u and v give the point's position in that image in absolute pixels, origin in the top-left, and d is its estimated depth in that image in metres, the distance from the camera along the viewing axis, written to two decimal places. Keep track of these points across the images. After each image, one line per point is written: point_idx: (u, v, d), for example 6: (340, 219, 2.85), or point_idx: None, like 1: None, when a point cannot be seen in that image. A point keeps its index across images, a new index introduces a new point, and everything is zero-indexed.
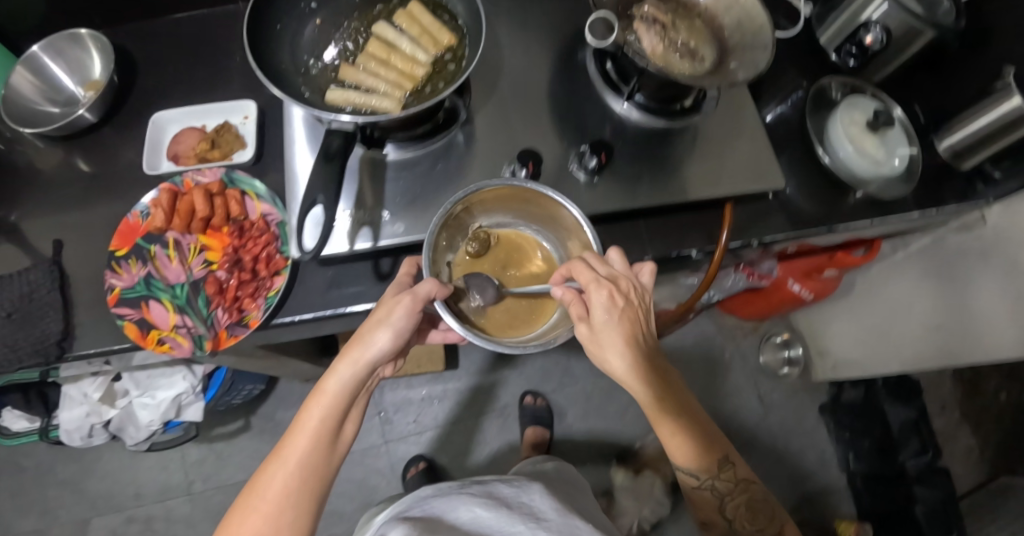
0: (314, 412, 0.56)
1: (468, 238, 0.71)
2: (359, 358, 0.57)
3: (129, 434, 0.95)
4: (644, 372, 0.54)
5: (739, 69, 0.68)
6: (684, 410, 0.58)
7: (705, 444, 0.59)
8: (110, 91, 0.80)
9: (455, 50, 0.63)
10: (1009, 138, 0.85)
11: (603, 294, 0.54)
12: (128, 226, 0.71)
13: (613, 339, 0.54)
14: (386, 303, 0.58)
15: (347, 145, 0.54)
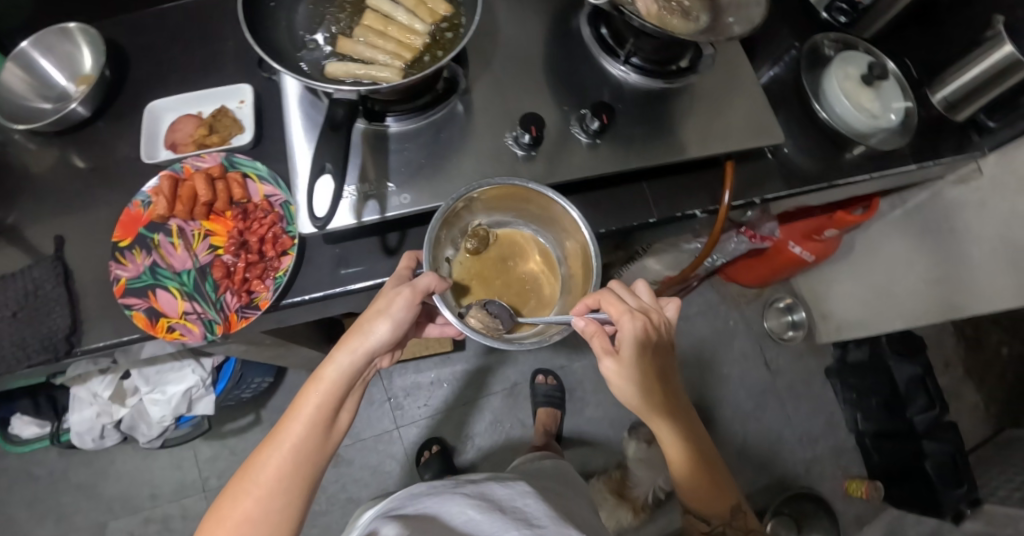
0: (307, 399, 0.55)
1: (466, 234, 0.71)
2: (358, 347, 0.56)
3: (141, 431, 0.94)
4: (661, 403, 0.58)
5: (736, 25, 0.69)
6: (693, 442, 0.62)
7: (711, 481, 0.64)
8: (103, 85, 0.80)
9: (452, 18, 0.63)
10: (998, 89, 0.86)
11: (636, 326, 0.52)
12: (129, 217, 0.71)
13: (635, 375, 0.54)
14: (385, 294, 0.57)
15: (352, 114, 0.53)
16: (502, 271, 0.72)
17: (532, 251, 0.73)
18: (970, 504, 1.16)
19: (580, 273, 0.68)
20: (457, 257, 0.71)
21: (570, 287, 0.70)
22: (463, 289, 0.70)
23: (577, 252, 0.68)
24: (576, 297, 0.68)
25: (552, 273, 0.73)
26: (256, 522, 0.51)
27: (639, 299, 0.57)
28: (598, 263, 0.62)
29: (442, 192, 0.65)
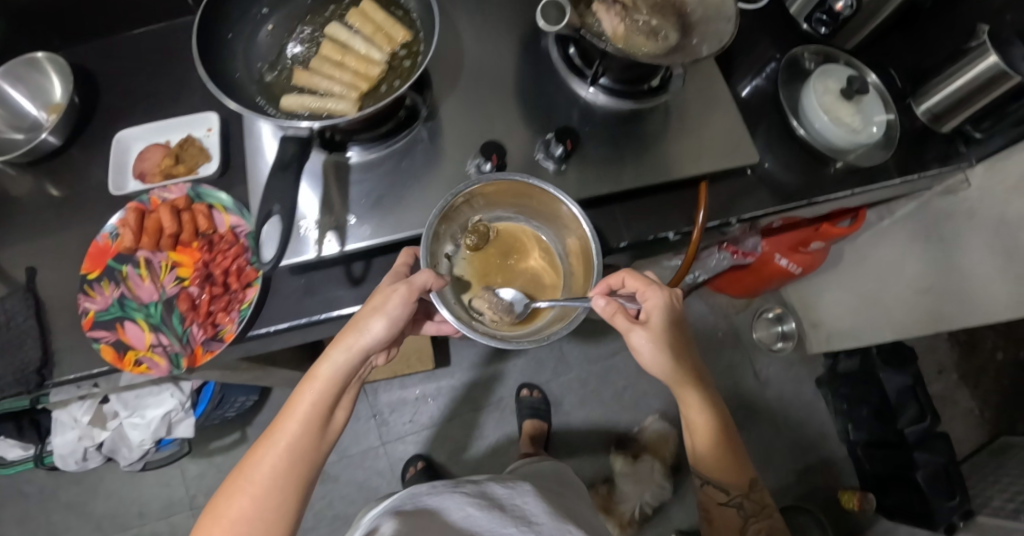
0: (304, 397, 0.56)
1: (466, 231, 0.72)
2: (353, 344, 0.57)
3: (122, 454, 0.95)
4: (690, 378, 0.62)
5: (704, 45, 0.67)
6: (720, 417, 0.64)
7: (733, 457, 0.66)
8: (72, 112, 0.79)
9: (411, 45, 0.61)
10: (987, 99, 0.83)
11: (660, 297, 0.59)
12: (99, 248, 0.71)
13: (664, 347, 0.60)
14: (380, 291, 0.58)
15: (303, 151, 0.52)
16: (503, 269, 0.74)
17: (531, 248, 0.75)
18: (962, 516, 1.12)
19: (580, 268, 0.69)
20: (459, 254, 0.72)
21: (569, 283, 0.72)
22: (465, 284, 0.71)
23: (577, 248, 0.70)
24: (576, 292, 0.69)
25: (553, 270, 0.74)
26: (253, 522, 0.51)
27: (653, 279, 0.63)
28: (597, 257, 0.63)
29: (406, 221, 0.64)
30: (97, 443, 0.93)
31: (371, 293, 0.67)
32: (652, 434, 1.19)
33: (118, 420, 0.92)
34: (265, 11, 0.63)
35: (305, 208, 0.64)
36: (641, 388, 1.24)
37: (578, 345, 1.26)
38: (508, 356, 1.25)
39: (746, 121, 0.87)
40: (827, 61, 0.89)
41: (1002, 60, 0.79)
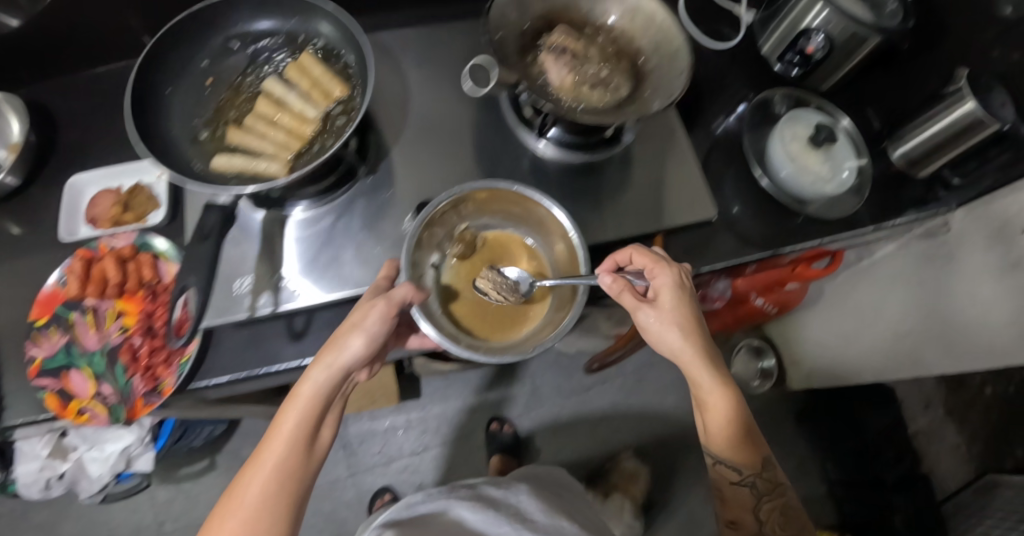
0: (287, 419, 0.53)
1: (451, 239, 0.68)
2: (334, 363, 0.54)
3: (81, 486, 0.94)
4: (708, 359, 0.58)
5: (656, 99, 0.64)
6: (738, 397, 0.58)
7: (750, 443, 0.60)
8: (31, 152, 0.76)
9: (348, 101, 0.60)
10: (963, 145, 0.81)
11: (668, 276, 0.60)
12: (47, 292, 0.70)
13: (680, 325, 0.58)
14: (360, 306, 0.56)
15: (225, 222, 0.52)
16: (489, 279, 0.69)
17: (519, 256, 0.70)
18: None
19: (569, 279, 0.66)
20: (445, 264, 0.68)
21: (559, 291, 0.67)
22: (450, 294, 0.67)
23: (564, 256, 0.67)
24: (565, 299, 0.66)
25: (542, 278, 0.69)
26: None
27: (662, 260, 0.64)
28: (586, 266, 0.61)
29: (344, 277, 0.62)
30: (59, 474, 0.91)
31: (313, 348, 0.66)
32: (625, 471, 1.17)
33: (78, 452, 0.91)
34: (204, 64, 0.62)
35: (238, 268, 0.61)
36: (614, 424, 1.24)
37: (549, 377, 1.26)
38: (480, 390, 1.24)
39: (712, 166, 0.85)
40: (798, 105, 0.86)
41: (979, 105, 0.77)
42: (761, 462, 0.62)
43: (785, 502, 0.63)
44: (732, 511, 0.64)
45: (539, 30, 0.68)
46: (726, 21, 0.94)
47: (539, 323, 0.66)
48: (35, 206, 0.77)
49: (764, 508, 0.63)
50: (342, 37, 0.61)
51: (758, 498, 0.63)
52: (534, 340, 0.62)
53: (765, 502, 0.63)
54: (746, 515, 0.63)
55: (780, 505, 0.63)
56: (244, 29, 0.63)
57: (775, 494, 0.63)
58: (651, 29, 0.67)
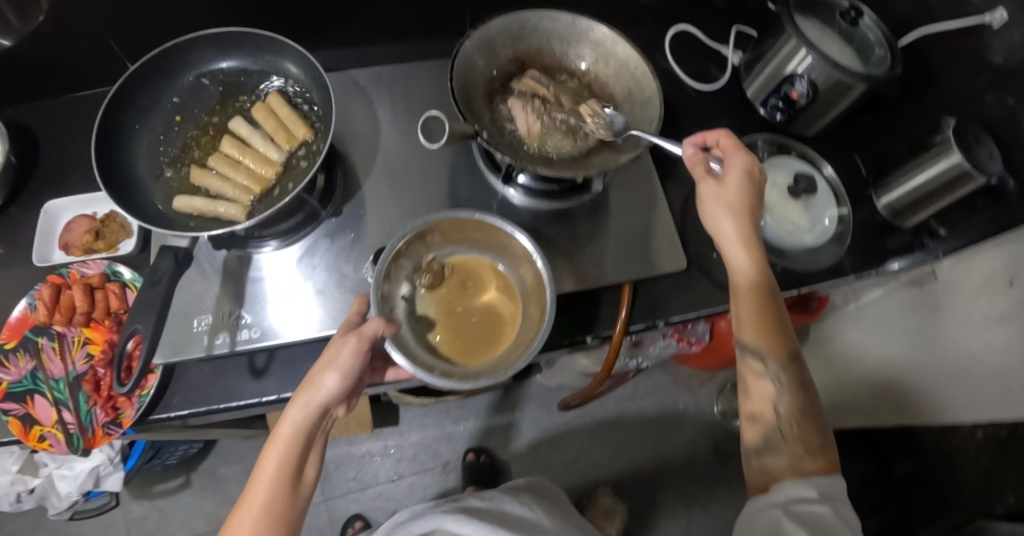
0: (268, 461, 0.47)
1: (418, 271, 0.63)
2: (311, 402, 0.48)
3: (50, 503, 0.95)
4: (752, 244, 0.59)
5: (626, 146, 0.63)
6: (772, 280, 0.59)
7: (784, 332, 0.58)
8: (8, 171, 0.76)
9: (311, 144, 0.62)
10: (950, 197, 0.78)
11: (742, 158, 0.60)
12: (16, 317, 0.71)
13: (735, 205, 0.59)
14: (332, 344, 0.51)
15: (177, 265, 0.56)
16: (463, 307, 0.63)
17: (489, 282, 0.64)
18: None
19: (538, 302, 0.61)
20: (414, 296, 0.63)
21: (528, 310, 0.62)
22: (427, 324, 0.61)
23: (535, 280, 0.61)
24: (535, 322, 0.60)
25: (513, 302, 0.63)
26: None
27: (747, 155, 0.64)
28: (552, 301, 0.57)
29: (306, 320, 0.63)
30: (29, 489, 0.91)
31: (275, 386, 0.66)
32: (600, 509, 1.17)
33: (48, 468, 0.91)
34: (175, 101, 0.63)
35: (200, 305, 0.62)
36: (592, 459, 1.25)
37: (527, 410, 1.28)
38: (459, 419, 1.25)
39: None
40: (780, 152, 0.86)
41: (966, 158, 0.73)
42: (791, 354, 0.57)
43: (808, 403, 0.57)
44: (754, 405, 0.58)
45: (510, 77, 0.69)
46: (714, 60, 0.93)
47: (516, 345, 0.59)
48: (10, 227, 0.77)
49: (785, 403, 0.57)
50: (310, 78, 0.64)
51: (780, 390, 0.57)
52: (512, 363, 0.56)
53: (786, 397, 0.57)
54: (765, 407, 0.57)
55: (803, 404, 0.56)
56: (215, 67, 0.64)
57: (800, 390, 0.57)
58: (624, 76, 0.68)
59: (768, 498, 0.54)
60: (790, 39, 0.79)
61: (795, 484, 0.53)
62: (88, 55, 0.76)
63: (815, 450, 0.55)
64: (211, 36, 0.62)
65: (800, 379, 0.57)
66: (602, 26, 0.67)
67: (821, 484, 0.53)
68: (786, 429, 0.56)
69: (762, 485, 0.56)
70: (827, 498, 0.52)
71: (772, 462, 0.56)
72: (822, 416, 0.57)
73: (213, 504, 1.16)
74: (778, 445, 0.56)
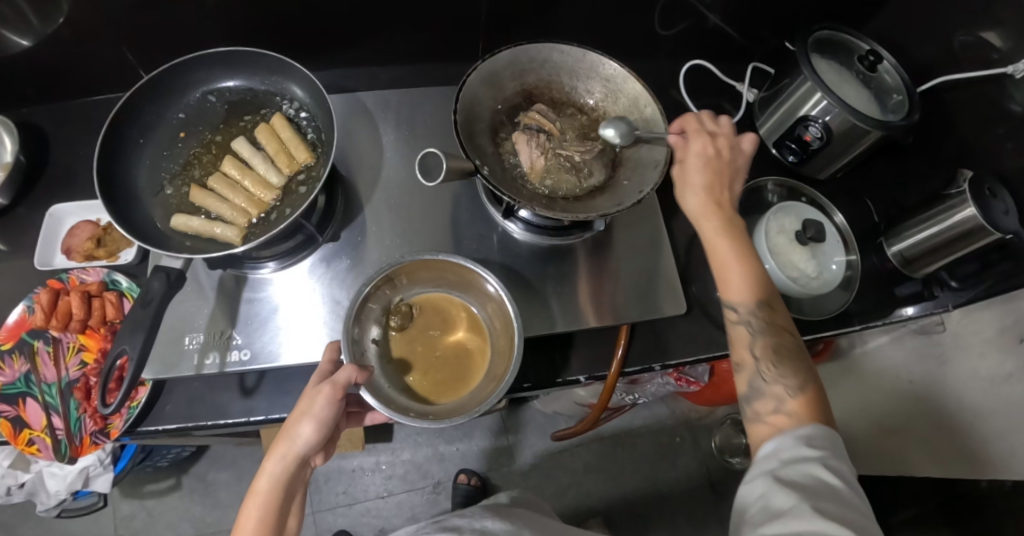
0: (248, 520, 0.46)
1: (387, 313, 0.64)
2: (288, 454, 0.49)
3: (39, 499, 0.89)
4: (720, 208, 0.58)
5: (630, 188, 0.63)
6: (740, 234, 0.58)
7: (760, 280, 0.56)
8: (18, 172, 0.76)
9: (312, 169, 0.63)
10: (961, 250, 0.75)
11: (699, 142, 0.60)
12: (13, 319, 0.70)
13: (698, 177, 0.59)
14: (306, 395, 0.51)
15: (167, 288, 0.59)
16: (432, 345, 0.64)
17: (460, 321, 0.66)
18: None
19: (506, 337, 0.61)
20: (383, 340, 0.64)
21: (497, 344, 0.63)
22: (399, 366, 0.62)
23: (503, 323, 0.62)
24: (502, 357, 0.61)
25: (482, 339, 0.64)
26: None
27: (719, 128, 0.63)
28: (518, 337, 0.56)
29: (300, 344, 0.63)
30: (18, 483, 0.86)
31: (263, 407, 0.66)
32: None
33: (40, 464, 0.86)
34: (180, 117, 0.64)
35: (194, 323, 0.63)
36: (584, 488, 1.24)
37: (521, 433, 1.27)
38: (453, 440, 1.25)
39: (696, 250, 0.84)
40: (790, 196, 0.84)
41: (981, 212, 0.71)
42: (764, 300, 0.56)
43: (785, 345, 0.54)
44: (735, 356, 0.57)
45: (515, 110, 0.69)
46: (727, 96, 0.93)
47: (486, 382, 0.60)
48: (18, 227, 0.78)
49: (759, 345, 0.55)
50: (314, 101, 0.65)
51: (754, 335, 0.55)
52: (482, 401, 0.56)
53: (761, 341, 0.55)
54: (743, 353, 0.56)
55: (778, 346, 0.54)
56: (222, 86, 0.65)
57: (775, 333, 0.55)
58: (632, 114, 0.68)
59: (758, 465, 0.48)
60: (807, 81, 0.77)
61: (786, 444, 0.48)
62: (105, 64, 0.77)
63: (797, 387, 0.52)
64: (218, 54, 0.63)
65: (774, 323, 0.55)
66: (613, 62, 0.66)
67: (810, 437, 0.48)
68: (767, 373, 0.54)
69: (756, 435, 0.52)
70: (819, 451, 0.46)
71: (759, 408, 0.53)
72: (804, 355, 0.54)
73: (202, 509, 1.16)
74: (761, 389, 0.53)
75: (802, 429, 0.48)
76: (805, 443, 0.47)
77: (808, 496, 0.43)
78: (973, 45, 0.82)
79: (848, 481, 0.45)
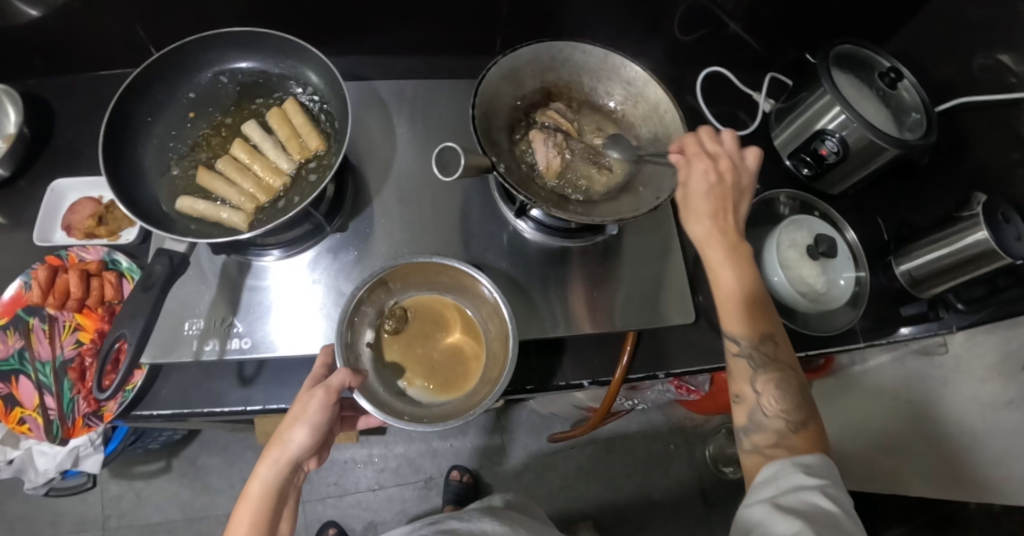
0: (239, 525, 0.46)
1: (382, 316, 0.63)
2: (280, 458, 0.49)
3: (27, 477, 0.87)
4: (725, 236, 0.57)
5: (646, 194, 0.62)
6: (745, 264, 0.56)
7: (762, 313, 0.56)
8: (21, 145, 0.75)
9: (323, 157, 0.61)
10: (971, 273, 0.75)
11: (701, 166, 0.57)
12: (9, 294, 0.68)
13: (703, 205, 0.56)
14: (299, 399, 0.51)
15: (170, 272, 0.58)
16: (426, 348, 0.63)
17: (454, 323, 0.64)
18: None
19: (503, 341, 0.60)
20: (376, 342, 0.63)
21: (493, 349, 0.62)
22: (394, 371, 0.61)
23: (499, 326, 0.61)
24: (498, 361, 0.60)
25: (476, 341, 0.63)
26: None
27: (721, 146, 0.59)
28: (513, 341, 0.56)
29: (301, 336, 0.62)
30: (5, 461, 0.83)
31: (260, 398, 0.64)
32: None
33: (29, 442, 0.83)
34: (191, 97, 0.63)
35: (194, 308, 0.61)
36: (575, 491, 1.23)
37: (516, 433, 1.26)
38: (448, 436, 1.24)
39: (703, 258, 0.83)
40: (802, 209, 0.83)
41: (993, 236, 0.70)
42: (766, 334, 0.55)
43: (788, 380, 0.54)
44: (735, 387, 0.56)
45: (533, 108, 0.68)
46: (744, 106, 0.92)
47: (481, 385, 0.59)
48: (18, 200, 0.76)
49: (761, 379, 0.54)
50: (330, 89, 0.63)
51: (756, 368, 0.54)
52: (478, 403, 0.56)
53: (763, 376, 0.54)
54: (744, 387, 0.55)
55: (780, 379, 0.54)
56: (235, 67, 0.64)
57: (778, 368, 0.54)
58: (652, 120, 0.66)
59: (756, 492, 0.48)
60: (826, 94, 0.76)
61: (784, 471, 0.48)
62: (115, 39, 0.76)
63: (797, 423, 0.52)
64: (232, 34, 0.61)
65: (777, 358, 0.54)
66: (635, 65, 0.65)
67: (808, 465, 0.48)
68: (768, 407, 0.53)
69: (752, 467, 0.52)
70: (817, 479, 0.46)
71: (759, 441, 0.52)
72: (806, 387, 0.55)
73: (190, 493, 1.16)
74: (760, 422, 0.53)
75: (803, 458, 0.49)
76: (804, 470, 0.47)
77: (808, 521, 0.42)
78: (991, 68, 0.79)
79: (847, 509, 0.45)
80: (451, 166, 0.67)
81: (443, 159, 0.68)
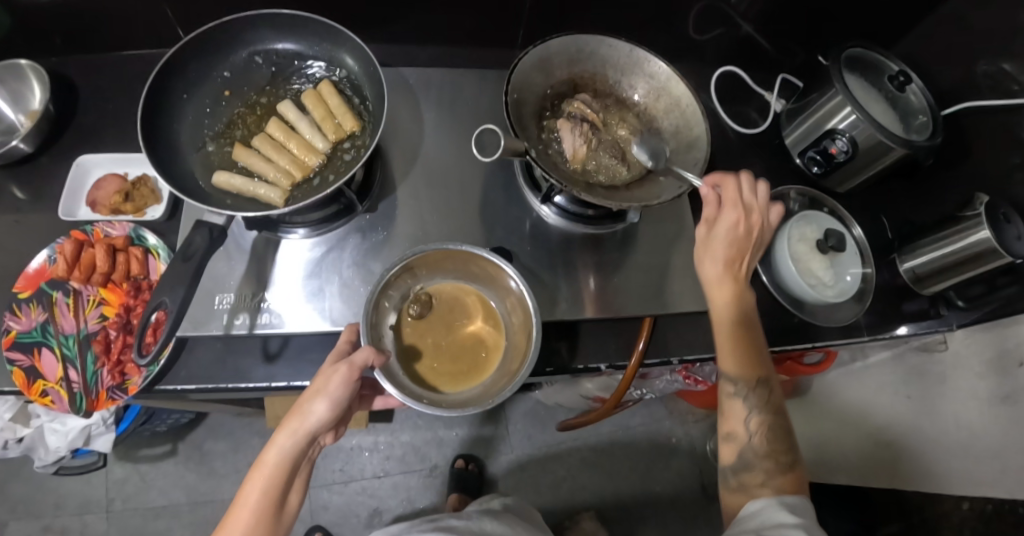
0: (253, 492, 0.48)
1: (406, 300, 0.65)
2: (299, 429, 0.50)
3: (37, 455, 0.87)
4: (735, 284, 0.60)
5: (668, 183, 0.64)
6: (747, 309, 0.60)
7: (757, 358, 0.60)
8: (46, 121, 0.75)
9: (357, 138, 0.63)
10: (973, 271, 0.77)
11: (732, 218, 0.58)
12: (34, 267, 0.70)
13: (722, 251, 0.59)
14: (323, 372, 0.51)
15: (211, 243, 0.59)
16: (445, 334, 0.64)
17: (476, 311, 0.66)
18: None
19: (525, 335, 0.62)
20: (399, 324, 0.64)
21: (515, 342, 0.63)
22: (412, 354, 0.62)
23: (521, 318, 0.63)
24: (518, 355, 0.61)
25: (496, 334, 0.65)
26: None
27: (756, 198, 0.61)
28: (537, 331, 0.57)
29: (328, 314, 0.63)
30: (17, 438, 0.82)
31: (284, 374, 0.64)
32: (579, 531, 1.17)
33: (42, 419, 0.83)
34: (225, 76, 0.64)
35: (224, 283, 0.63)
36: (579, 482, 1.25)
37: (521, 424, 1.28)
38: (454, 425, 1.25)
39: None
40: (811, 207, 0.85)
41: (995, 236, 0.72)
42: (763, 380, 0.59)
43: (777, 423, 0.60)
44: (727, 425, 0.60)
45: (559, 98, 0.70)
46: (755, 105, 0.94)
47: (500, 376, 0.60)
48: (42, 176, 0.76)
49: (754, 420, 0.59)
50: (363, 72, 0.65)
51: (750, 410, 0.59)
52: (498, 392, 0.57)
53: (756, 418, 0.59)
54: (738, 426, 0.59)
55: (771, 424, 0.59)
56: (271, 47, 0.65)
57: (770, 411, 0.60)
58: (674, 112, 0.68)
59: (742, 526, 0.53)
60: (837, 95, 0.79)
61: (768, 508, 0.53)
62: (145, 18, 0.77)
63: (784, 465, 0.58)
64: (271, 16, 0.62)
65: (770, 402, 0.59)
66: (660, 61, 0.67)
67: (790, 505, 0.54)
68: (757, 446, 0.59)
69: (736, 502, 0.58)
70: (798, 517, 0.52)
71: (747, 480, 0.58)
72: (791, 430, 0.60)
73: (196, 477, 1.16)
74: (749, 462, 0.58)
75: (787, 498, 0.55)
76: (786, 508, 0.53)
77: None
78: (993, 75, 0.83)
79: None
80: (492, 147, 0.73)
81: (481, 140, 0.73)
